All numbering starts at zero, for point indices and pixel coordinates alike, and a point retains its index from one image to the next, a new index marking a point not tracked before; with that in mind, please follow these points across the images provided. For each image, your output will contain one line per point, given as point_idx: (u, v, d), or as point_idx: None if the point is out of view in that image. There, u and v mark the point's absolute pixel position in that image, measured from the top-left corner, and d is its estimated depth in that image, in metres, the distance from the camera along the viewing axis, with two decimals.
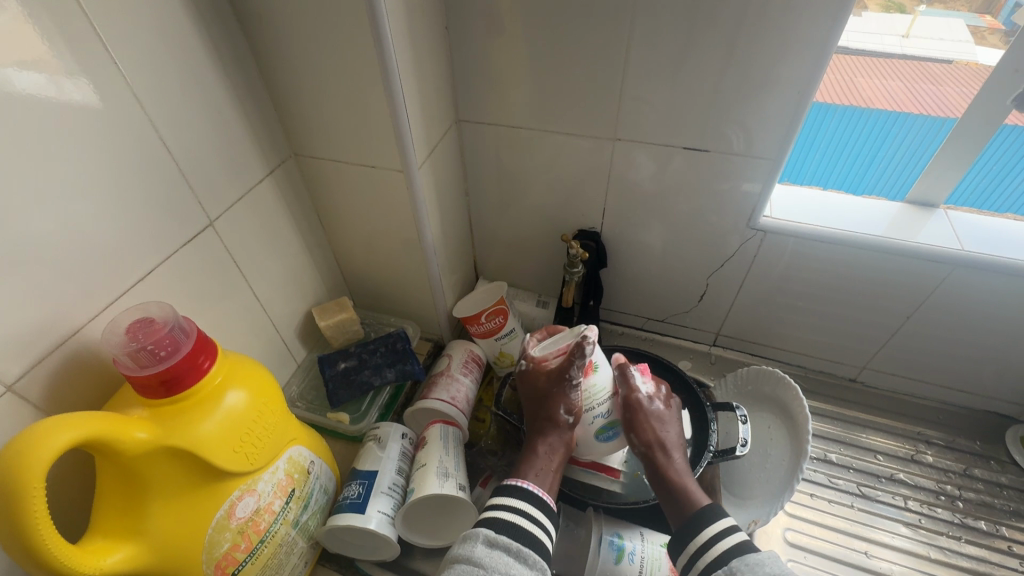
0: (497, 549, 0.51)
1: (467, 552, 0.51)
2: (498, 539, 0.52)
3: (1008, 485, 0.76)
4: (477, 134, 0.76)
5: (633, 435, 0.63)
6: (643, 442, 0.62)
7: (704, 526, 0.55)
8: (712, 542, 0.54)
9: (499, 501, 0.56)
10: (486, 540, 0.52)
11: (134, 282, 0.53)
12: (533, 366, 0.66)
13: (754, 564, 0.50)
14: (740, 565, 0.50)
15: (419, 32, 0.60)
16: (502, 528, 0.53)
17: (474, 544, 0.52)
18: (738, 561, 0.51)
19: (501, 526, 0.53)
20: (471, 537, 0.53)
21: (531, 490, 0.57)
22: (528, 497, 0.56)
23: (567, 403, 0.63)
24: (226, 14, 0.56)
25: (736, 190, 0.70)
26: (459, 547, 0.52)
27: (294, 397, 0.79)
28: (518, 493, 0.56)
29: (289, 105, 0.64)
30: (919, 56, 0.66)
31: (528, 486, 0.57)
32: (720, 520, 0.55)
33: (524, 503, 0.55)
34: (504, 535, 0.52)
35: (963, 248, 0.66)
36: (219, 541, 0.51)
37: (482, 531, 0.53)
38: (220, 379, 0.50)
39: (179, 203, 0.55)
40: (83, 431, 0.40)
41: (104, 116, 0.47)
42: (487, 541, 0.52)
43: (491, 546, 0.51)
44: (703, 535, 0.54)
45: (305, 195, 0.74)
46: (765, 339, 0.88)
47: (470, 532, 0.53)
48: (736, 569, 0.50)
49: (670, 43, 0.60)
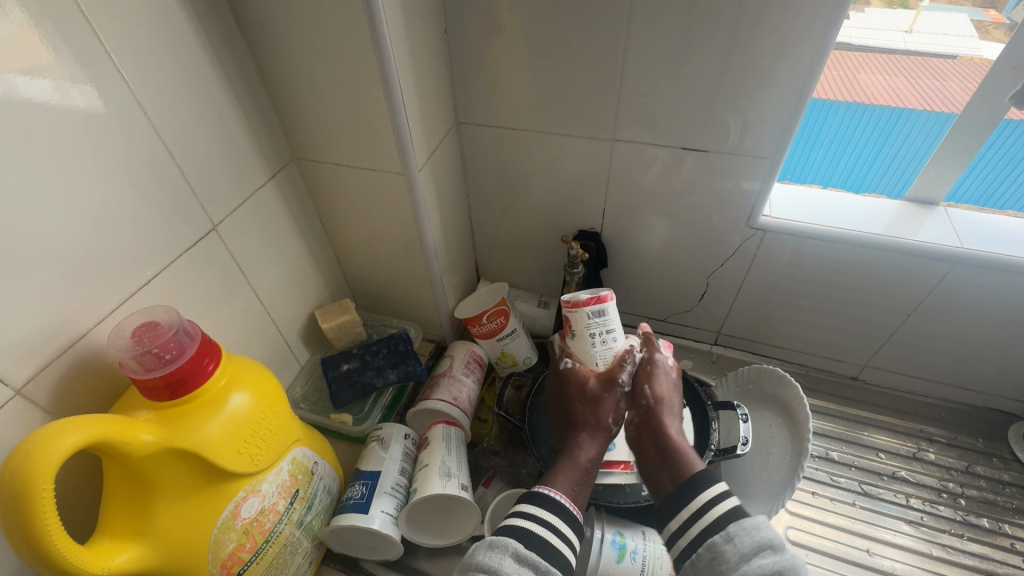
0: (527, 566, 0.51)
1: (495, 563, 0.50)
2: (529, 556, 0.51)
3: (1010, 482, 0.76)
4: (477, 136, 0.76)
5: (647, 386, 0.65)
6: (653, 395, 0.64)
7: (698, 492, 0.55)
8: (709, 505, 0.54)
9: (526, 511, 0.56)
10: (515, 554, 0.51)
11: (139, 286, 0.53)
12: (579, 366, 0.65)
13: (749, 527, 0.51)
14: (736, 529, 0.51)
15: (418, 36, 0.61)
16: (532, 544, 0.53)
17: (502, 556, 0.51)
18: (733, 526, 0.52)
19: (530, 539, 0.53)
20: (497, 545, 0.52)
21: (559, 502, 0.56)
22: (558, 511, 0.56)
23: (613, 412, 0.64)
24: (227, 20, 0.57)
25: (735, 190, 0.70)
26: (484, 554, 0.52)
27: (298, 398, 0.80)
28: (545, 503, 0.56)
29: (289, 109, 0.65)
30: (921, 52, 0.66)
31: (560, 498, 0.57)
32: (714, 486, 0.56)
33: (551, 516, 0.55)
34: (533, 550, 0.52)
35: (963, 246, 0.66)
36: (225, 542, 0.51)
37: (511, 543, 0.52)
38: (224, 381, 0.51)
39: (183, 208, 0.56)
40: (90, 433, 0.41)
41: (108, 122, 0.48)
42: (516, 555, 0.51)
43: (521, 562, 0.51)
44: (698, 500, 0.55)
45: (307, 198, 0.75)
46: (766, 337, 0.88)
47: (497, 542, 0.52)
48: (733, 534, 0.51)
49: (667, 44, 0.60)
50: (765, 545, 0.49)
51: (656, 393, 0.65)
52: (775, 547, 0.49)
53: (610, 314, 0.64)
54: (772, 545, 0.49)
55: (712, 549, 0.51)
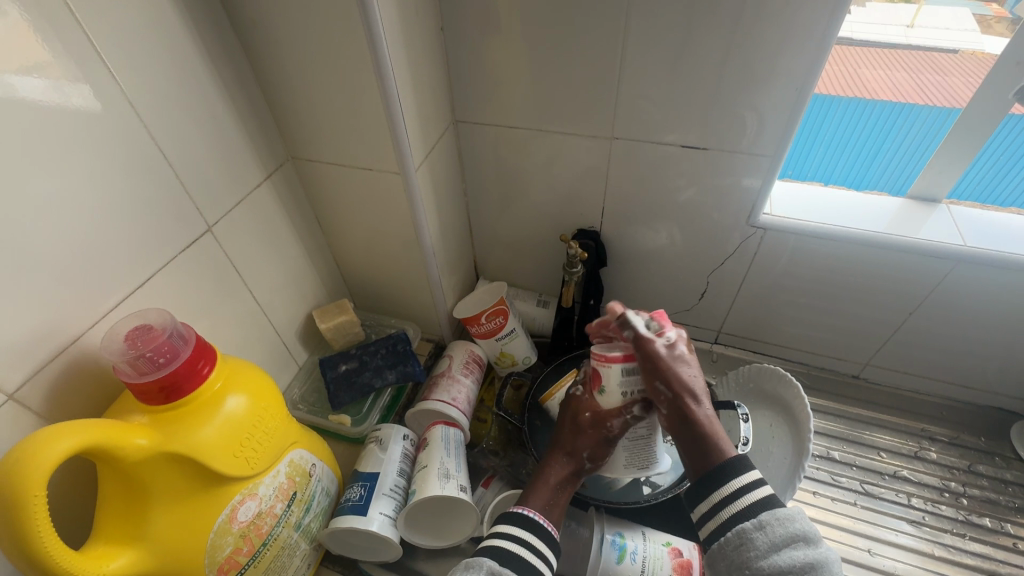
0: None
1: None
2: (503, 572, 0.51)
3: (1013, 481, 0.76)
4: (475, 135, 0.76)
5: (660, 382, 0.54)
6: (668, 391, 0.54)
7: (733, 477, 0.51)
8: (744, 492, 0.50)
9: (503, 530, 0.56)
10: (490, 571, 0.51)
11: (133, 289, 0.53)
12: (585, 397, 0.62)
13: (784, 517, 0.48)
14: (769, 518, 0.48)
15: (414, 34, 0.60)
16: (507, 559, 0.53)
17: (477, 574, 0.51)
18: (767, 514, 0.49)
19: (504, 557, 0.53)
20: (473, 565, 0.52)
21: (529, 518, 0.56)
22: (535, 529, 0.56)
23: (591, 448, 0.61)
24: (220, 18, 0.56)
25: (736, 187, 0.69)
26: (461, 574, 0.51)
27: (295, 399, 0.79)
28: (521, 522, 0.56)
29: (285, 108, 0.64)
30: (923, 46, 0.66)
31: (531, 514, 0.57)
32: (750, 471, 0.51)
33: (526, 533, 0.55)
34: (509, 566, 0.52)
35: (966, 244, 0.65)
36: (221, 546, 0.51)
37: (485, 561, 0.52)
38: (220, 384, 0.50)
39: (177, 209, 0.56)
40: (84, 438, 0.40)
41: (103, 123, 0.47)
42: (490, 571, 0.51)
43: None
44: (732, 484, 0.50)
45: (303, 197, 0.74)
46: (767, 336, 0.88)
47: (472, 561, 0.52)
48: (766, 523, 0.48)
49: (666, 41, 0.59)
50: (798, 537, 0.47)
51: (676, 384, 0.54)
52: (808, 539, 0.47)
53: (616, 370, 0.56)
54: (805, 537, 0.47)
55: (741, 537, 0.48)
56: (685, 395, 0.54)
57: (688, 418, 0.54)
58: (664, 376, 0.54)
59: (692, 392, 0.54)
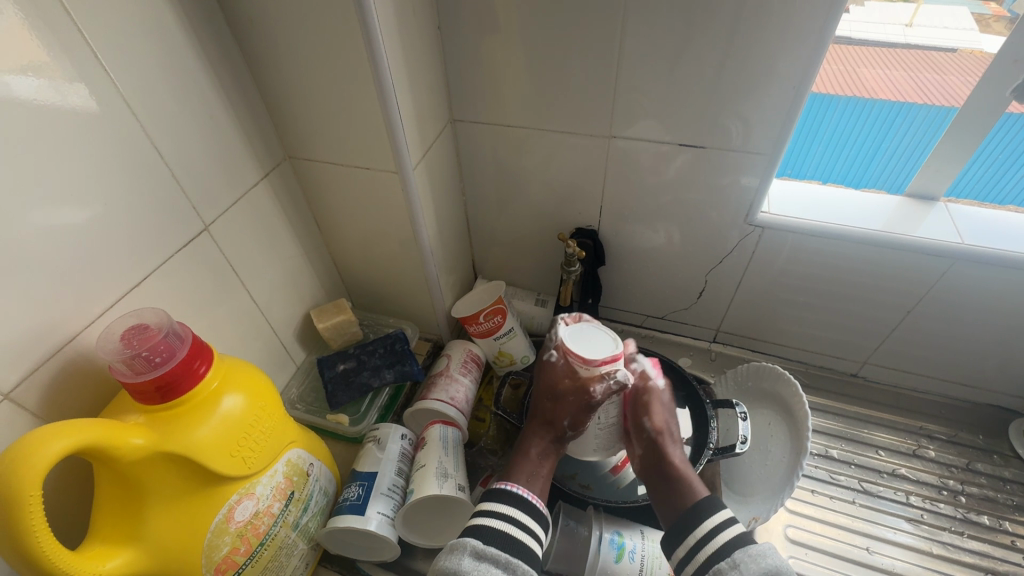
0: (485, 561, 0.51)
1: (453, 565, 0.51)
2: (486, 551, 0.52)
3: (1010, 478, 0.76)
4: (473, 134, 0.76)
5: (647, 419, 0.64)
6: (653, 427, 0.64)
7: (704, 519, 0.56)
8: (713, 534, 0.54)
9: (487, 507, 0.56)
10: (474, 552, 0.52)
11: (129, 289, 0.53)
12: (562, 362, 0.63)
13: (756, 554, 0.52)
14: (742, 557, 0.52)
15: (411, 33, 0.60)
16: (491, 538, 0.53)
17: (460, 556, 0.51)
18: (739, 552, 0.52)
19: (489, 536, 0.53)
20: (457, 547, 0.53)
21: (519, 495, 0.57)
22: (519, 504, 0.56)
23: (573, 418, 0.64)
24: (215, 16, 0.56)
25: (734, 185, 0.69)
26: (444, 558, 0.52)
27: (293, 399, 0.79)
28: (506, 499, 0.56)
29: (282, 108, 0.64)
30: (923, 45, 0.67)
31: (517, 490, 0.57)
32: (718, 512, 0.56)
33: (512, 510, 0.56)
34: (493, 544, 0.53)
35: (964, 242, 0.65)
36: (218, 545, 0.51)
37: (469, 541, 0.52)
38: (217, 384, 0.50)
39: (174, 208, 0.56)
40: (80, 438, 0.40)
41: (99, 121, 0.47)
42: (474, 552, 0.52)
43: (479, 558, 0.51)
44: (703, 526, 0.55)
45: (300, 197, 0.74)
46: (766, 335, 0.88)
47: (456, 543, 0.53)
48: (739, 560, 0.51)
49: (664, 39, 0.59)
50: (772, 571, 0.50)
51: (657, 424, 0.64)
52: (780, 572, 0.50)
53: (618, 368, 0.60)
54: (777, 569, 0.51)
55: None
56: (663, 435, 0.64)
57: (665, 455, 0.63)
58: (648, 412, 0.65)
59: (668, 432, 0.65)
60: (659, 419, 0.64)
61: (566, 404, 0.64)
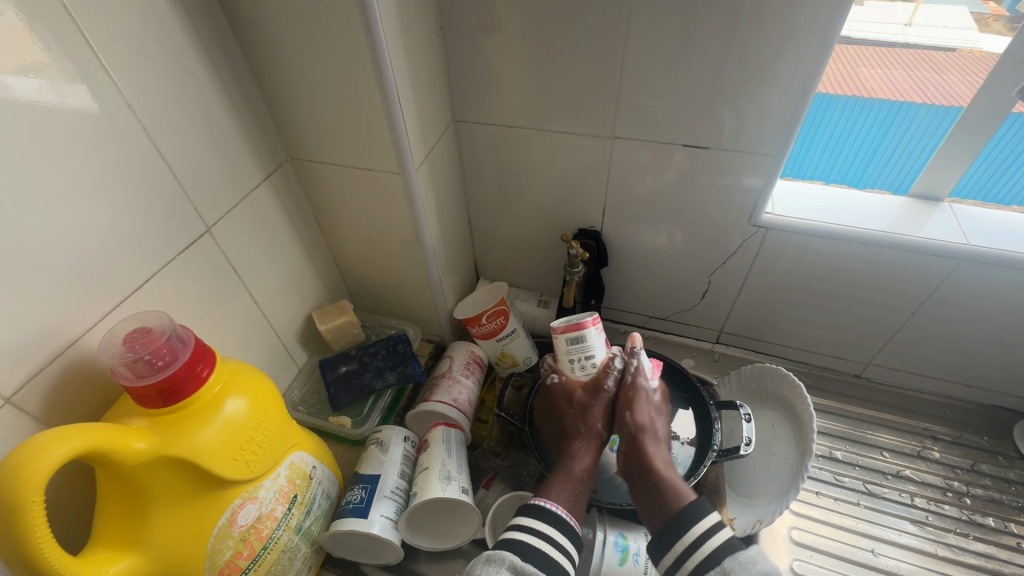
0: None
1: None
2: (526, 567, 0.52)
3: (1015, 480, 0.75)
4: (476, 135, 0.75)
5: (627, 414, 0.65)
6: (634, 423, 0.65)
7: (688, 526, 0.56)
8: (699, 543, 0.54)
9: (525, 523, 0.57)
10: (511, 567, 0.52)
11: (130, 291, 0.52)
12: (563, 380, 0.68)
13: (746, 561, 0.51)
14: (731, 564, 0.51)
15: (414, 33, 0.60)
16: (529, 556, 0.53)
17: (499, 569, 0.51)
18: (730, 561, 0.52)
19: (527, 553, 0.54)
20: (494, 559, 0.52)
21: (551, 510, 0.57)
22: (556, 522, 0.57)
23: (604, 420, 0.67)
24: (217, 16, 0.56)
25: (738, 186, 0.69)
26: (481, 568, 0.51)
27: (295, 401, 0.79)
28: (545, 516, 0.57)
29: (284, 109, 0.64)
30: (922, 45, 0.66)
31: (555, 509, 0.58)
32: (706, 518, 0.56)
33: (551, 528, 0.56)
34: (529, 561, 0.53)
35: (969, 243, 0.65)
36: (221, 550, 0.51)
37: (508, 556, 0.52)
38: (219, 387, 0.50)
39: (175, 210, 0.55)
40: (82, 443, 0.40)
41: (100, 123, 0.47)
42: (512, 568, 0.52)
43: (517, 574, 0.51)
44: (691, 534, 0.55)
45: (302, 198, 0.74)
46: (769, 336, 0.88)
47: (494, 555, 0.52)
48: (729, 569, 0.51)
49: (668, 39, 0.59)
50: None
51: (638, 421, 0.65)
52: None
53: (590, 340, 0.65)
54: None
55: None
56: (642, 435, 0.64)
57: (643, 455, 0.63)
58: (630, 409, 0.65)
59: (648, 431, 0.65)
60: (641, 416, 0.65)
61: (592, 411, 0.67)
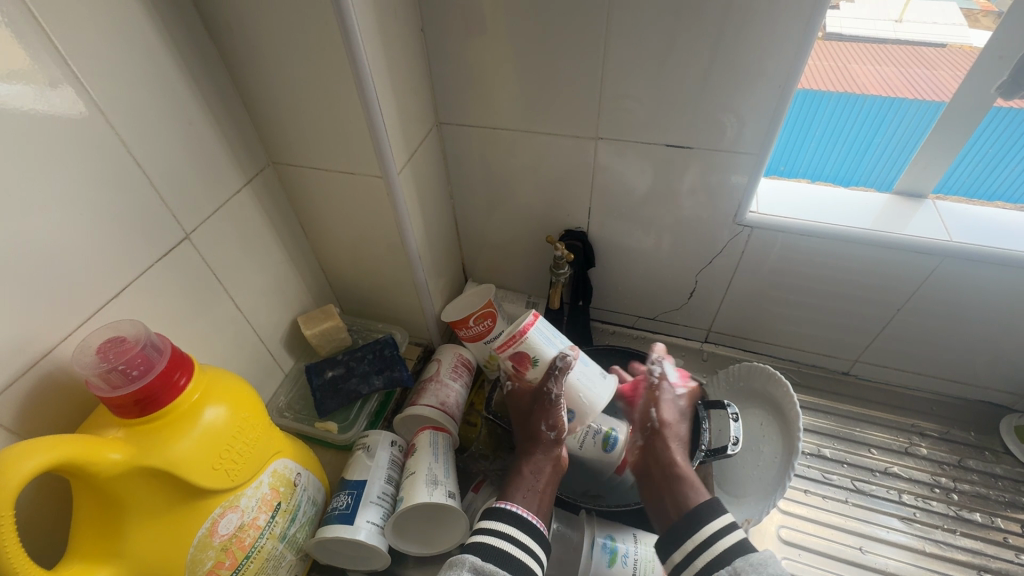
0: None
1: None
2: (485, 567, 0.52)
3: (1003, 475, 0.76)
4: (460, 138, 0.75)
5: (652, 411, 0.72)
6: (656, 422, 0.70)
7: (706, 521, 0.58)
8: (711, 541, 0.56)
9: (486, 526, 0.57)
10: (472, 567, 0.52)
11: (109, 299, 0.52)
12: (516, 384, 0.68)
13: (758, 562, 0.53)
14: (742, 565, 0.53)
15: (393, 37, 0.60)
16: (488, 555, 0.54)
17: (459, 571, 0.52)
18: (740, 561, 0.54)
19: (485, 552, 0.54)
20: (455, 564, 0.53)
21: (518, 514, 0.58)
22: (520, 523, 0.57)
23: (549, 419, 0.66)
24: (194, 22, 0.55)
25: (723, 184, 0.69)
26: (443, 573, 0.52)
27: (282, 406, 0.78)
28: (506, 518, 0.57)
29: (263, 114, 0.63)
30: (911, 41, 0.66)
31: (516, 509, 0.58)
32: (718, 517, 0.58)
33: (512, 528, 0.56)
34: (491, 561, 0.53)
35: (952, 240, 0.65)
36: (202, 559, 0.50)
37: (468, 558, 0.53)
38: (197, 395, 0.49)
39: (154, 216, 0.55)
40: (54, 456, 0.39)
41: (75, 128, 0.46)
42: (473, 568, 0.52)
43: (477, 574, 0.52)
44: (704, 531, 0.57)
45: (285, 202, 0.73)
46: (757, 334, 0.88)
47: (455, 559, 0.53)
48: (739, 568, 0.53)
49: (649, 40, 0.59)
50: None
51: (660, 416, 0.71)
52: None
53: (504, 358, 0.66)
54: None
55: None
56: (660, 433, 0.69)
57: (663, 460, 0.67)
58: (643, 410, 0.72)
59: (663, 431, 0.70)
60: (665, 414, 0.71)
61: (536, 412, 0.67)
